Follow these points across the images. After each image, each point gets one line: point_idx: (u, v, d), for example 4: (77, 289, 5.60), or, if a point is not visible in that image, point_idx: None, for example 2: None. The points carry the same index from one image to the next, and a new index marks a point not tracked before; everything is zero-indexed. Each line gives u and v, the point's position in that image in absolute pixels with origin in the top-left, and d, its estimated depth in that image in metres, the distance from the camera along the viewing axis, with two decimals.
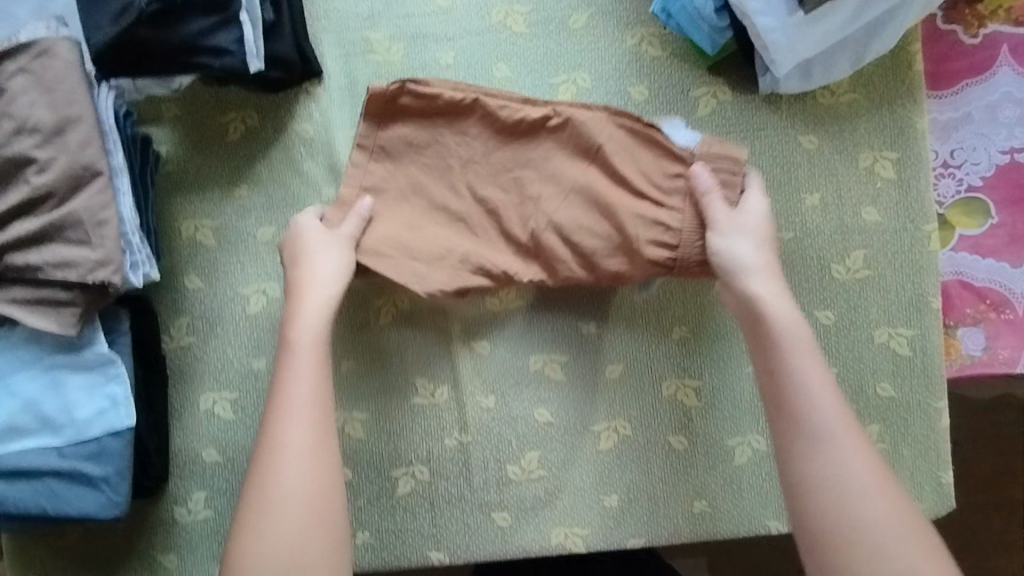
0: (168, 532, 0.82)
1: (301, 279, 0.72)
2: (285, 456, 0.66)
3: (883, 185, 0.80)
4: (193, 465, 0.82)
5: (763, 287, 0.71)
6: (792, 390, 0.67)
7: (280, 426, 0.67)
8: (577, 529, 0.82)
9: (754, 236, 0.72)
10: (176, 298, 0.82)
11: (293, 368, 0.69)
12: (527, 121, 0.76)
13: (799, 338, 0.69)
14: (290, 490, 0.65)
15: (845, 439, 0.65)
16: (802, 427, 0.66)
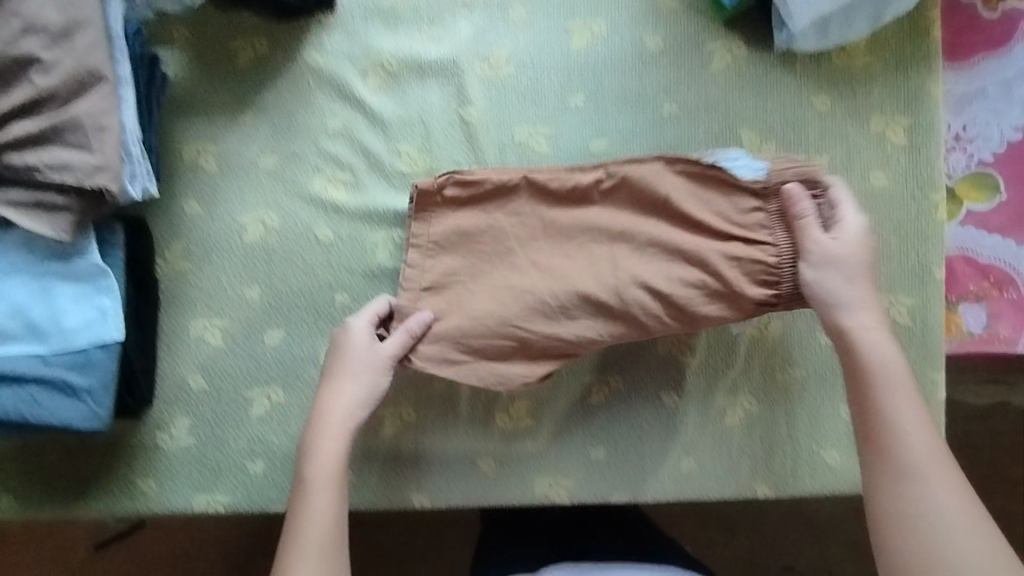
0: (149, 457, 0.81)
1: (341, 356, 0.74)
2: (310, 529, 0.68)
3: (893, 150, 0.79)
4: (179, 390, 0.81)
5: (867, 323, 0.69)
6: (885, 419, 0.65)
7: (312, 495, 0.69)
8: (562, 481, 0.81)
9: (857, 269, 0.69)
10: (174, 220, 0.81)
11: (325, 433, 0.72)
12: (579, 187, 0.76)
13: (900, 373, 0.67)
14: (310, 550, 0.67)
15: (936, 476, 0.63)
16: (892, 460, 0.64)
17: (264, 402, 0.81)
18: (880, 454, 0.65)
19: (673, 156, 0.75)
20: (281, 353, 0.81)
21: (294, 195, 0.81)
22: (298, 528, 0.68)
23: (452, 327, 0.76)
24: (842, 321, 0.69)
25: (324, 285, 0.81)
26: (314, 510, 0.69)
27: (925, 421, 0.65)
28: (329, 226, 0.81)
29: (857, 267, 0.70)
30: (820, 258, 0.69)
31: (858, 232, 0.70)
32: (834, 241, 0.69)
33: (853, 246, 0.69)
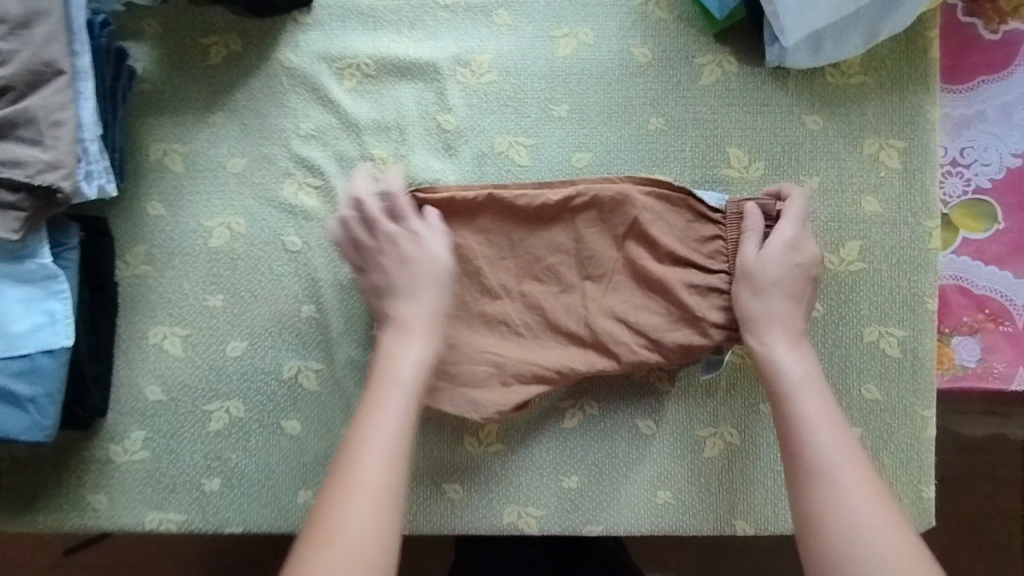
0: (101, 470, 0.77)
1: (400, 269, 0.67)
2: (384, 426, 0.58)
3: (887, 174, 0.76)
4: (135, 401, 0.77)
5: (781, 331, 0.66)
6: (790, 425, 0.61)
7: (386, 390, 0.60)
8: (532, 510, 0.77)
9: (776, 282, 0.67)
10: (136, 222, 0.78)
11: (406, 338, 0.64)
12: (549, 207, 0.74)
13: (805, 377, 0.63)
14: (382, 447, 0.57)
15: (851, 473, 0.57)
16: (801, 466, 0.58)
17: (223, 416, 0.77)
18: (792, 464, 0.59)
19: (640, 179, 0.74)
20: (242, 364, 0.77)
21: (262, 199, 0.78)
22: (368, 423, 0.58)
23: None
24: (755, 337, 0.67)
25: (291, 294, 0.77)
26: (389, 403, 0.59)
27: (838, 421, 0.60)
28: (297, 232, 0.78)
29: (778, 280, 0.67)
30: (745, 270, 0.68)
31: (789, 247, 0.68)
32: (764, 257, 0.68)
33: (784, 263, 0.68)
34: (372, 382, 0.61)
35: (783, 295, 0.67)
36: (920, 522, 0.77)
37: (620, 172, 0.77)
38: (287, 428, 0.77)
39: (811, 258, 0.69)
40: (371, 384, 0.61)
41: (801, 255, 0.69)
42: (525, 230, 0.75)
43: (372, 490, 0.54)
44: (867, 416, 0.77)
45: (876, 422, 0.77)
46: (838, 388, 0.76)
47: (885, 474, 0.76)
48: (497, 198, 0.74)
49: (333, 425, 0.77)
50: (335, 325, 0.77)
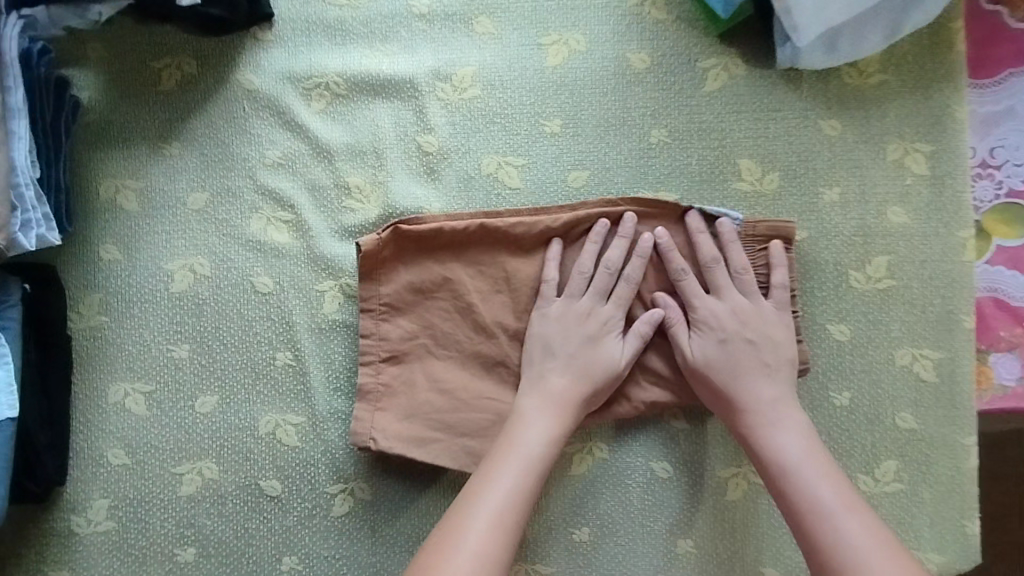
0: (62, 545, 0.70)
1: (597, 357, 0.65)
2: (499, 491, 0.59)
3: (914, 181, 0.70)
4: (96, 467, 0.70)
5: (773, 416, 0.63)
6: (805, 521, 0.57)
7: (509, 454, 0.61)
8: (541, 567, 0.70)
9: (741, 370, 0.64)
10: (88, 269, 0.70)
11: (542, 410, 0.64)
12: (545, 235, 0.68)
13: (809, 463, 0.60)
14: (491, 506, 0.58)
15: (885, 562, 0.53)
16: (830, 568, 0.55)
17: (195, 479, 0.70)
18: (822, 565, 0.55)
19: (644, 201, 0.68)
20: (213, 421, 0.70)
21: (228, 237, 0.70)
22: (482, 486, 0.59)
23: (417, 409, 0.68)
24: (749, 427, 0.63)
25: (265, 340, 0.70)
26: (507, 471, 0.60)
27: (857, 507, 0.57)
28: (268, 272, 0.70)
29: (739, 367, 0.64)
30: (697, 372, 0.65)
31: (755, 306, 0.66)
32: (712, 342, 0.65)
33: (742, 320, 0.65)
34: (497, 447, 0.62)
35: (756, 376, 0.64)
36: (966, 559, 0.70)
37: (621, 192, 0.70)
38: (266, 489, 0.70)
39: (781, 319, 0.66)
40: (496, 447, 0.62)
41: (748, 319, 0.65)
42: (519, 260, 0.68)
43: (469, 558, 0.54)
44: (904, 446, 0.70)
45: (913, 453, 0.70)
46: (870, 417, 0.70)
47: (926, 510, 0.70)
48: (489, 227, 0.68)
49: (318, 483, 0.70)
50: (315, 372, 0.70)
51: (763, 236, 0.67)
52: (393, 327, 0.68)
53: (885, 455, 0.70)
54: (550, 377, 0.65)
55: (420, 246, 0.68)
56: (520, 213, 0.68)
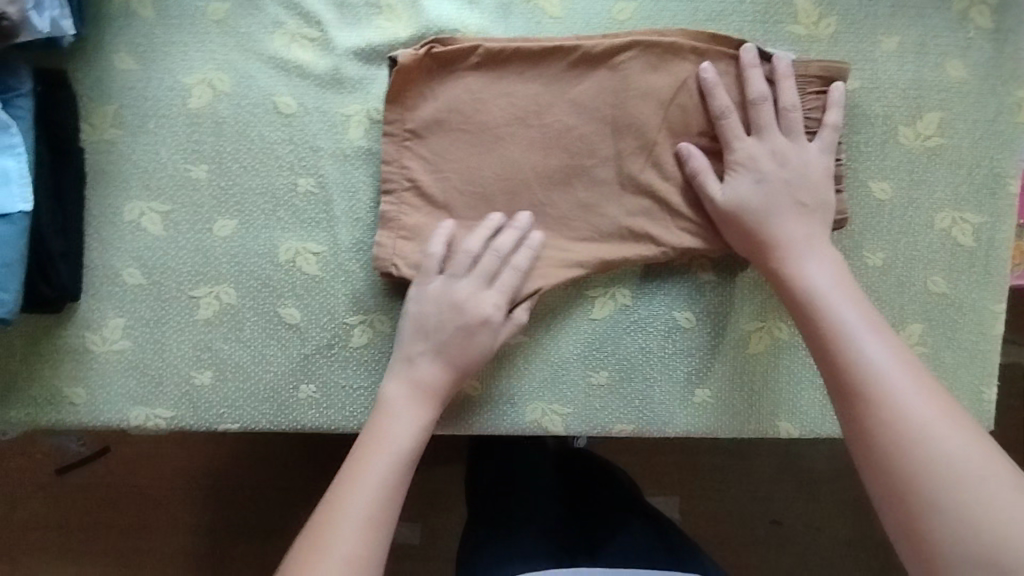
0: (76, 362, 0.69)
1: (474, 352, 0.63)
2: (364, 492, 0.57)
3: (977, 35, 0.66)
4: (111, 285, 0.68)
5: (802, 248, 0.62)
6: (832, 343, 0.57)
7: (373, 459, 0.59)
8: (558, 407, 0.70)
9: (771, 208, 0.62)
10: (102, 78, 0.66)
11: (404, 407, 0.62)
12: (582, 66, 0.66)
13: (838, 292, 0.59)
14: (360, 509, 0.56)
15: (909, 379, 0.54)
16: (851, 380, 0.55)
17: (212, 303, 0.69)
18: (840, 385, 0.55)
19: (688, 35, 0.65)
20: (232, 245, 0.68)
21: (249, 53, 0.67)
22: (348, 488, 0.58)
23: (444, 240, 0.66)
24: (778, 257, 0.62)
25: (285, 165, 0.68)
26: (371, 475, 0.58)
27: (883, 331, 0.57)
28: (291, 92, 0.67)
29: (775, 200, 0.62)
30: (727, 211, 0.63)
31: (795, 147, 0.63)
32: (743, 178, 0.63)
33: (782, 160, 0.63)
34: (360, 445, 0.61)
35: (790, 210, 0.62)
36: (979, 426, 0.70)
37: (668, 25, 0.66)
38: (286, 317, 0.69)
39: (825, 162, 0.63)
40: (358, 446, 0.60)
41: (789, 158, 0.63)
42: (553, 93, 0.66)
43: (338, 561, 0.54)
44: (931, 310, 0.69)
45: (941, 318, 0.69)
46: (901, 279, 0.69)
47: (947, 375, 0.70)
48: (524, 53, 0.66)
49: (338, 313, 0.69)
50: (338, 200, 0.68)
51: (814, 77, 0.64)
52: (418, 156, 0.66)
53: (911, 318, 0.69)
54: (424, 373, 0.63)
55: (454, 69, 0.66)
56: (557, 41, 0.66)
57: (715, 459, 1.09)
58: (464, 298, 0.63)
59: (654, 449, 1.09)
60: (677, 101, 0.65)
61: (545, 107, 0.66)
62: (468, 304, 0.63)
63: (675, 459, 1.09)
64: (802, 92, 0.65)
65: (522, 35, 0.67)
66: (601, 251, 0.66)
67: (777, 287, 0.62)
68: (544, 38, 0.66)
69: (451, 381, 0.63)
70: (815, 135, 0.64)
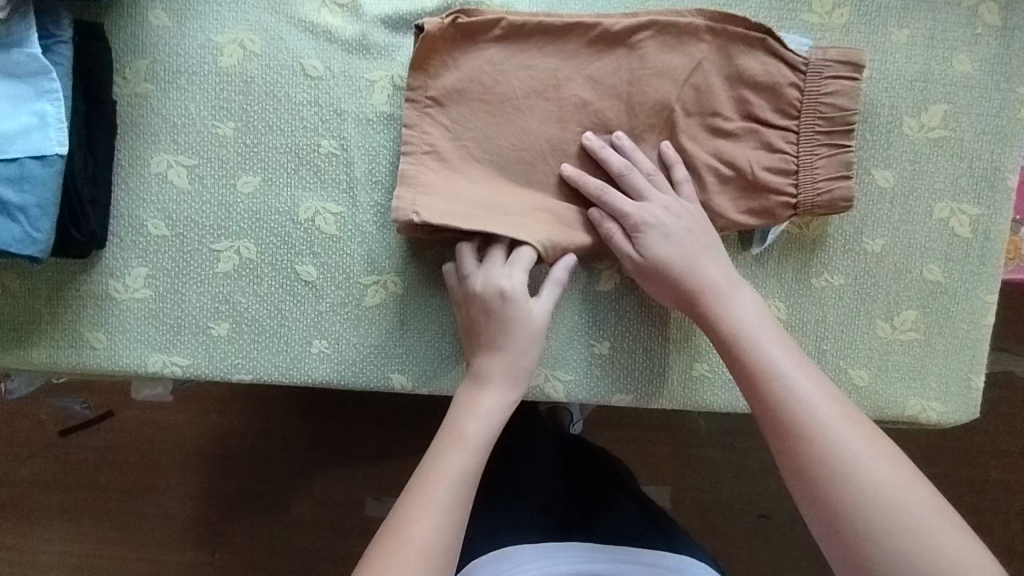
0: (100, 307, 0.71)
1: (520, 328, 0.64)
2: (445, 479, 0.58)
3: (984, 32, 0.69)
4: (136, 235, 0.71)
5: (725, 291, 0.63)
6: (763, 384, 0.58)
7: (453, 446, 0.60)
8: (561, 374, 0.73)
9: (688, 255, 0.64)
10: (136, 33, 0.69)
11: (481, 394, 0.63)
12: (601, 43, 0.68)
13: (762, 330, 0.61)
14: (442, 494, 0.57)
15: (839, 419, 0.55)
16: (780, 422, 0.56)
17: (232, 258, 0.71)
18: (783, 436, 0.56)
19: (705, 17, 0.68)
20: (254, 201, 0.71)
21: (280, 15, 0.69)
22: (430, 476, 0.59)
23: None
24: (704, 299, 0.63)
25: (310, 126, 0.70)
26: (451, 463, 0.59)
27: (806, 366, 0.59)
28: (318, 55, 0.70)
29: (690, 250, 0.64)
30: (645, 266, 0.65)
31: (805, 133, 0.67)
32: (665, 253, 0.64)
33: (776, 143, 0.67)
34: (440, 437, 0.62)
35: (708, 250, 0.65)
36: (966, 412, 0.73)
37: (686, 7, 0.69)
38: (303, 274, 0.71)
39: (831, 145, 0.66)
40: (440, 438, 0.62)
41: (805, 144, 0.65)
42: (572, 68, 0.68)
43: (422, 548, 0.55)
44: (926, 298, 0.71)
45: (935, 306, 0.72)
46: (898, 266, 0.71)
47: (937, 361, 0.72)
48: (546, 28, 0.68)
49: (353, 272, 0.71)
50: (359, 163, 0.71)
51: (833, 62, 0.66)
52: (437, 123, 0.68)
53: (905, 304, 0.71)
54: (480, 366, 0.65)
55: (477, 40, 0.68)
56: (578, 18, 0.68)
57: (707, 449, 1.12)
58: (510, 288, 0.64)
59: (649, 433, 1.12)
60: (692, 82, 0.68)
61: (563, 81, 0.68)
62: (502, 287, 0.64)
63: (669, 444, 1.12)
64: (820, 75, 0.66)
65: (545, 11, 0.69)
66: None
67: (706, 330, 0.63)
68: (565, 14, 0.68)
69: (507, 360, 0.64)
70: (826, 119, 0.66)
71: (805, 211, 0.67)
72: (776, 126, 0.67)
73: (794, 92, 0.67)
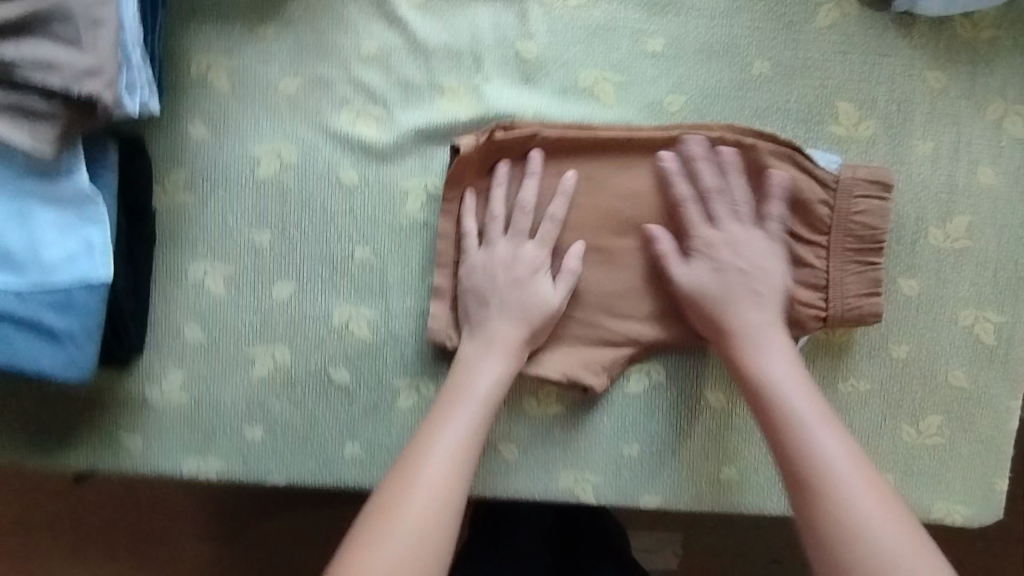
0: (136, 411, 0.72)
1: (537, 303, 0.67)
2: (445, 441, 0.61)
3: (1008, 144, 0.70)
4: (172, 341, 0.71)
5: (761, 340, 0.65)
6: (788, 431, 0.60)
7: (456, 404, 0.64)
8: (589, 476, 0.74)
9: (755, 268, 0.66)
10: (176, 145, 0.70)
11: (487, 356, 0.66)
12: (634, 156, 0.70)
13: (796, 390, 0.62)
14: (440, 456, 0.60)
15: (856, 474, 0.57)
16: (803, 468, 0.58)
17: (267, 362, 0.72)
18: (801, 484, 0.58)
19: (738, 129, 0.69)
20: (290, 308, 0.72)
21: (316, 127, 0.70)
22: (430, 436, 0.62)
23: None
24: (739, 347, 0.65)
25: (344, 234, 0.71)
26: (454, 422, 0.63)
27: (833, 425, 0.60)
28: (354, 167, 0.71)
29: (731, 290, 0.66)
30: (689, 296, 0.67)
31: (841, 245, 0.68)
32: (704, 279, 0.66)
33: (807, 256, 0.68)
34: (447, 392, 0.65)
35: (745, 300, 0.66)
36: (989, 516, 0.73)
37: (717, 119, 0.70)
38: (336, 378, 0.72)
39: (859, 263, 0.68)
40: (446, 394, 0.65)
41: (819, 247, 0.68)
42: (604, 181, 0.70)
43: (422, 499, 0.58)
44: (950, 403, 0.72)
45: (959, 410, 0.72)
46: (923, 371, 0.72)
47: (963, 464, 0.73)
48: (582, 141, 0.69)
49: (386, 378, 0.72)
50: (392, 270, 0.72)
51: (862, 180, 0.67)
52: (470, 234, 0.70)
53: (931, 409, 0.72)
54: (489, 328, 0.67)
55: (513, 152, 0.70)
56: (613, 130, 0.69)
57: None
58: (532, 259, 0.68)
59: None
60: (720, 195, 0.69)
61: (594, 193, 0.70)
62: (517, 253, 0.68)
63: None
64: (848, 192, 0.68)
65: (581, 120, 0.70)
66: (640, 332, 0.71)
67: (736, 374, 0.65)
68: (600, 125, 0.69)
69: (519, 329, 0.67)
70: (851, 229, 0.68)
71: (834, 323, 0.68)
72: (806, 239, 0.68)
73: (821, 204, 0.68)
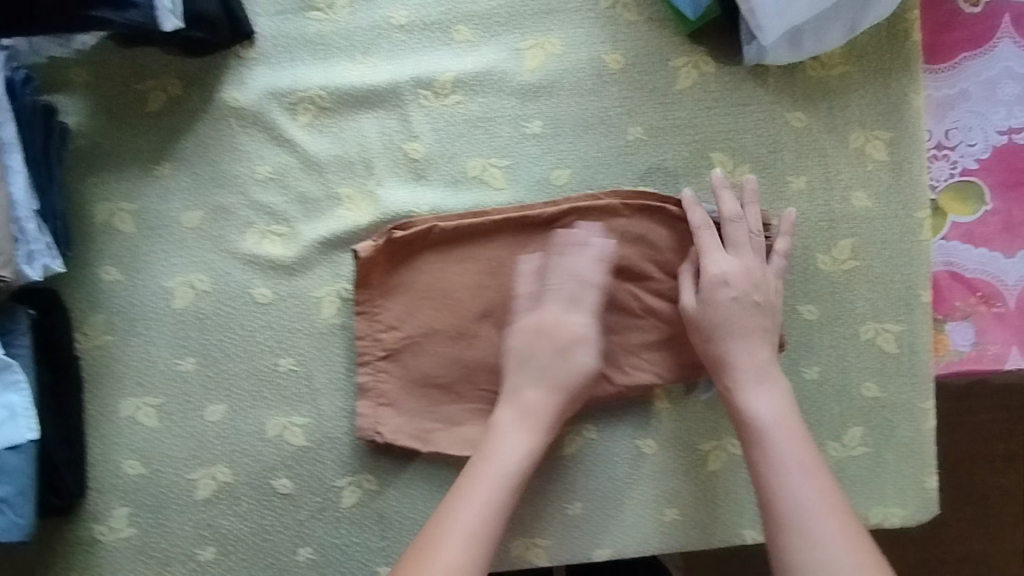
0: (87, 553, 0.73)
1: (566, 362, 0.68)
2: (469, 507, 0.61)
3: (874, 168, 0.75)
4: (113, 479, 0.73)
5: (754, 379, 0.67)
6: (769, 474, 0.63)
7: (482, 475, 0.63)
8: (539, 540, 0.75)
9: (766, 303, 0.69)
10: (91, 291, 0.73)
11: (518, 427, 0.66)
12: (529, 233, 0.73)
13: (780, 429, 0.64)
14: (463, 527, 0.59)
15: (830, 522, 0.59)
16: (781, 513, 0.61)
17: (210, 483, 0.74)
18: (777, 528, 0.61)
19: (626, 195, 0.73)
20: (223, 428, 0.74)
21: (225, 252, 0.73)
22: (456, 506, 0.61)
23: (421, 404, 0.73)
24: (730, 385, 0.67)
25: (267, 348, 0.74)
26: (480, 493, 0.62)
27: (818, 470, 0.62)
28: (266, 283, 0.73)
29: (754, 330, 0.68)
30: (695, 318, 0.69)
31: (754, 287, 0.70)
32: (715, 309, 0.68)
33: None
34: (477, 460, 0.64)
35: (749, 338, 0.68)
36: (926, 514, 0.76)
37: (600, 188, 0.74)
38: (279, 488, 0.74)
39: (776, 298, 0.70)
40: (475, 463, 0.64)
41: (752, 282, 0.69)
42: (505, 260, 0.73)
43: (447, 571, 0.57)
44: (868, 414, 0.76)
45: (877, 419, 0.76)
46: (837, 388, 0.75)
47: (891, 469, 0.76)
48: (478, 226, 0.73)
49: (328, 480, 0.74)
50: (318, 374, 0.74)
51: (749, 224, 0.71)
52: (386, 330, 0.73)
53: (850, 422, 0.76)
54: (525, 394, 0.67)
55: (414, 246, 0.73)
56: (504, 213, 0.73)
57: None
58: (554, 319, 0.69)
59: None
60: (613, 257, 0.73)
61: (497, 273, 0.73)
62: None
63: None
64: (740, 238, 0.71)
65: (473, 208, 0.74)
66: None
67: (730, 410, 0.68)
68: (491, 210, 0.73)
69: (551, 396, 0.67)
70: None
71: None
72: None
73: (738, 238, 0.70)
